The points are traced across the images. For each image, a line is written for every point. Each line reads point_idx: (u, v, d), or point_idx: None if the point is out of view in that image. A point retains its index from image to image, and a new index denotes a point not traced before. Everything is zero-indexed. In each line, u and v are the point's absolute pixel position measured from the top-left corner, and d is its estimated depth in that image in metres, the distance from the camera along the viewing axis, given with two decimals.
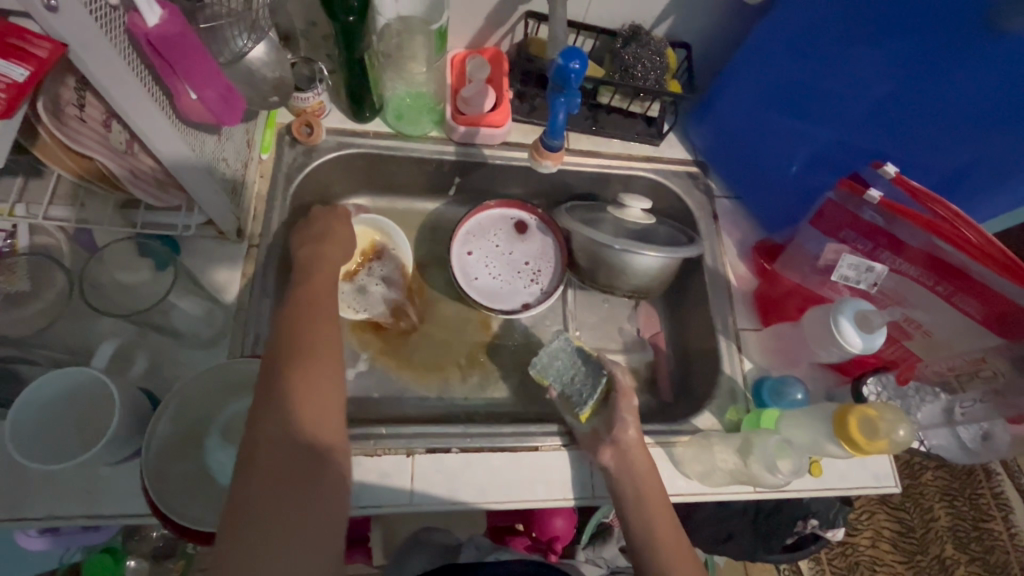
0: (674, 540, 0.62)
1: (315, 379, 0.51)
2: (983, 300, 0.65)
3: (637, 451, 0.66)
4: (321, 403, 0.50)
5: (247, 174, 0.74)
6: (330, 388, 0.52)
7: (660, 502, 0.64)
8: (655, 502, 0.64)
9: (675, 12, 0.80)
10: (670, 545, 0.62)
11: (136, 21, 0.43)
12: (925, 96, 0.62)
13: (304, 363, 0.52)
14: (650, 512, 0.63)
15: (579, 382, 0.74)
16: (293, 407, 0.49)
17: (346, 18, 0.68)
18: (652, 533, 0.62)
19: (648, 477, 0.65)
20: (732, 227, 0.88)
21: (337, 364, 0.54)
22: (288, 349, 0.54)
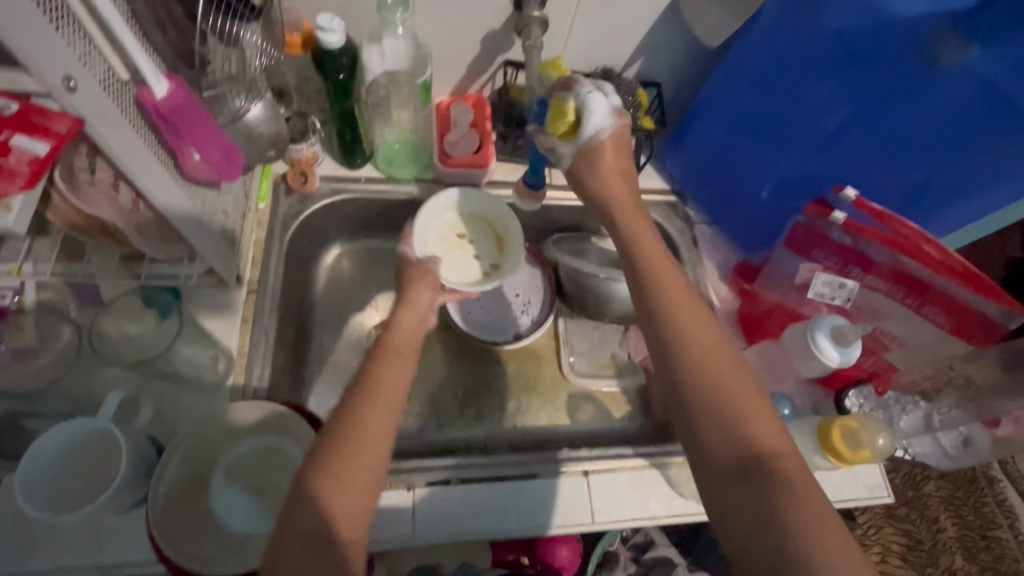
0: (712, 351, 0.50)
1: (367, 421, 0.50)
2: (949, 310, 0.69)
3: (653, 250, 0.58)
4: (366, 457, 0.48)
5: (244, 224, 0.77)
6: (374, 462, 0.48)
7: (697, 317, 0.52)
8: (691, 317, 0.52)
9: (644, 54, 0.86)
10: (702, 347, 0.50)
11: (146, 94, 0.47)
12: (878, 124, 0.67)
13: (363, 408, 0.50)
14: (704, 383, 0.48)
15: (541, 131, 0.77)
16: (337, 465, 0.47)
17: (338, 75, 0.73)
18: (688, 343, 0.50)
19: (611, 182, 0.64)
20: (712, 252, 0.92)
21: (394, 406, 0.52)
22: (352, 391, 0.53)
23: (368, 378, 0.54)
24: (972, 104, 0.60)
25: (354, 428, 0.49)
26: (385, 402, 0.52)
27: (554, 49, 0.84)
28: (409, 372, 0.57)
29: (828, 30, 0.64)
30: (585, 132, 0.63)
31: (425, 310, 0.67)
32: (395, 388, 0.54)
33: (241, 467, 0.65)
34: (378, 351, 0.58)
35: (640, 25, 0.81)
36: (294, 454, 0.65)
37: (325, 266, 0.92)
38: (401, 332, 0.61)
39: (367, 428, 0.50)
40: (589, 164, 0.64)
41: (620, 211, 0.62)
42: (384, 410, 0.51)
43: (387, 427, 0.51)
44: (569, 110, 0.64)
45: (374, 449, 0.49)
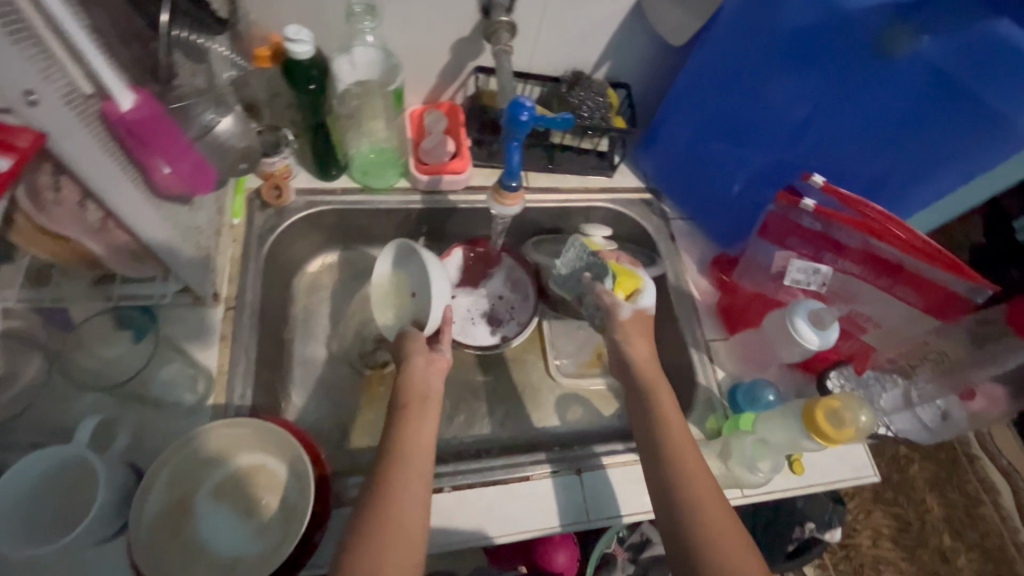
0: (713, 513, 0.56)
1: (404, 482, 0.56)
2: (920, 290, 0.71)
3: (648, 366, 0.68)
4: (404, 522, 0.54)
5: (218, 241, 0.75)
6: (412, 527, 0.54)
7: (706, 485, 0.58)
8: (701, 480, 0.58)
9: (612, 55, 0.87)
10: (706, 506, 0.56)
11: (111, 107, 0.47)
12: (839, 114, 0.69)
13: (395, 464, 0.57)
14: (710, 541, 0.54)
15: (569, 257, 0.82)
16: (376, 526, 0.53)
17: (308, 87, 0.73)
18: (694, 504, 0.56)
19: (649, 368, 0.67)
20: (690, 246, 0.94)
21: (426, 459, 0.59)
22: (386, 447, 0.59)
23: (394, 442, 0.60)
24: (925, 88, 0.62)
25: (387, 499, 0.55)
26: (418, 466, 0.58)
27: (524, 53, 0.85)
28: (433, 423, 0.63)
29: (790, 23, 0.66)
30: (643, 298, 0.76)
31: (439, 357, 0.70)
32: (421, 446, 0.60)
33: (229, 486, 0.64)
34: (400, 404, 0.64)
35: (607, 25, 0.82)
36: (282, 470, 0.64)
37: (304, 279, 0.91)
38: (412, 385, 0.65)
39: (399, 497, 0.55)
40: (637, 327, 0.72)
41: (651, 390, 0.66)
42: (414, 471, 0.57)
43: (419, 493, 0.56)
44: (634, 278, 0.78)
45: (405, 520, 0.54)
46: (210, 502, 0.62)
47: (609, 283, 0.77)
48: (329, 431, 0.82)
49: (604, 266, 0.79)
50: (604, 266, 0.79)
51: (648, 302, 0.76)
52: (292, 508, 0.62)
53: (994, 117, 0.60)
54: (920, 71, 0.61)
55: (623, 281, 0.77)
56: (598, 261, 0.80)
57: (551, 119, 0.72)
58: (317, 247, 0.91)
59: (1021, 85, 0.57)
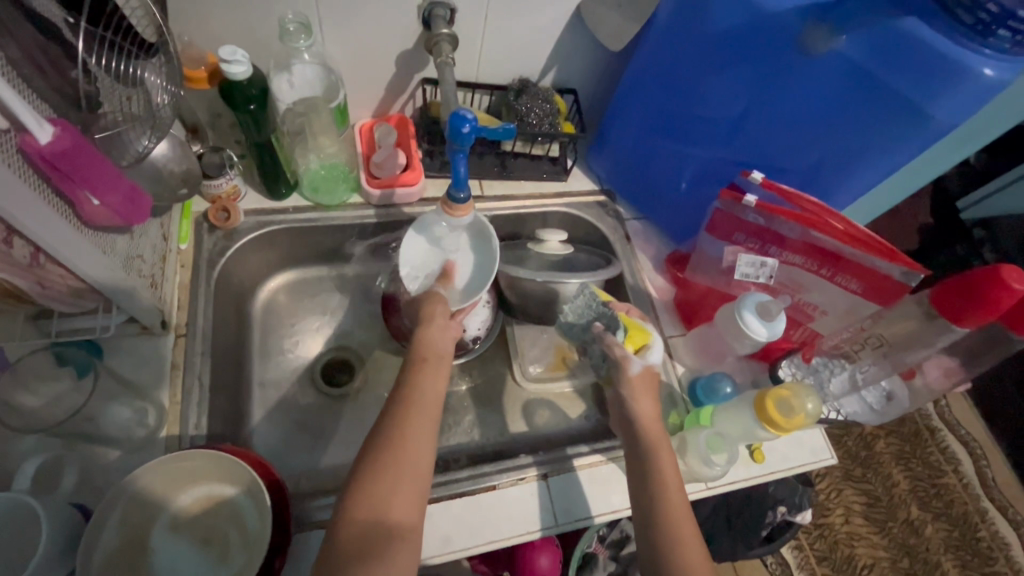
0: (666, 466, 0.63)
1: (416, 423, 0.58)
2: (859, 276, 0.74)
3: (654, 423, 0.66)
4: (413, 455, 0.56)
5: (165, 267, 0.74)
6: (422, 461, 0.56)
7: (664, 445, 0.65)
8: (658, 438, 0.65)
9: (556, 63, 0.89)
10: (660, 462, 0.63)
11: (28, 141, 0.45)
12: (771, 110, 0.72)
13: (405, 403, 0.59)
14: (670, 522, 0.59)
15: (582, 308, 0.79)
16: (382, 457, 0.55)
17: (248, 107, 0.72)
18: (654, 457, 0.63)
19: (654, 424, 0.66)
20: (645, 244, 0.95)
21: (436, 401, 0.61)
22: (398, 391, 0.61)
23: (405, 389, 0.61)
24: (847, 82, 0.65)
25: (394, 445, 0.56)
26: (426, 413, 0.59)
27: (469, 64, 0.86)
28: (441, 380, 0.63)
29: (716, 27, 0.68)
30: (652, 355, 0.73)
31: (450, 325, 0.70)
32: (431, 397, 0.61)
33: (188, 516, 0.62)
34: (417, 354, 0.65)
35: (549, 33, 0.83)
36: (243, 498, 0.62)
37: (260, 300, 0.89)
38: (427, 344, 0.66)
39: (405, 441, 0.56)
40: (642, 387, 0.70)
41: (654, 451, 0.64)
42: (424, 417, 0.59)
43: (426, 440, 0.57)
44: (643, 332, 0.75)
45: (414, 460, 0.55)
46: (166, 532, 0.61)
47: (621, 335, 0.74)
48: (292, 453, 0.80)
49: (614, 318, 0.76)
50: (616, 319, 0.76)
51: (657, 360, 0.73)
52: (252, 538, 0.61)
53: (910, 109, 0.63)
54: (840, 66, 0.64)
55: (634, 335, 0.74)
56: (608, 312, 0.77)
57: (492, 130, 0.71)
58: (272, 268, 0.90)
59: (931, 79, 0.60)
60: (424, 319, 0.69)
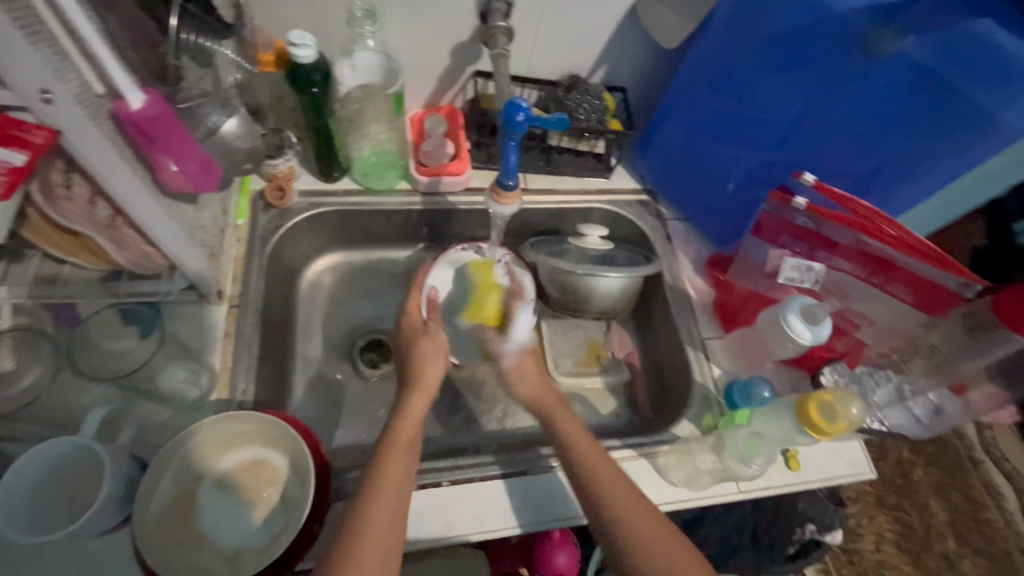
0: (644, 516, 0.60)
1: (395, 460, 0.60)
2: (911, 285, 0.72)
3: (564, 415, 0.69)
4: (396, 486, 0.58)
5: (223, 240, 0.77)
6: (394, 484, 0.59)
7: (620, 485, 0.62)
8: (617, 480, 0.62)
9: (607, 60, 0.90)
10: (634, 520, 0.60)
11: (122, 106, 0.48)
12: (828, 113, 0.71)
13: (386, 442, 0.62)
14: (604, 496, 0.61)
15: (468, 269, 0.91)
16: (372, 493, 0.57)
17: (311, 90, 0.75)
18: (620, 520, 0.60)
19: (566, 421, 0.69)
20: (686, 246, 0.95)
21: (413, 426, 0.64)
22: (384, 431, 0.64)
23: (369, 484, 0.58)
24: (911, 85, 0.64)
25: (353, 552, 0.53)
26: (386, 506, 0.57)
27: (521, 57, 0.87)
28: (411, 470, 0.61)
29: (777, 26, 0.68)
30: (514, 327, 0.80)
31: (434, 389, 0.69)
32: (397, 487, 0.58)
33: (233, 478, 0.65)
34: (386, 442, 0.62)
35: (603, 29, 0.84)
36: (285, 465, 0.65)
37: (306, 279, 0.93)
38: (407, 422, 0.64)
39: (365, 546, 0.54)
40: (524, 380, 0.73)
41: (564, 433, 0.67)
42: (402, 453, 0.61)
43: (403, 470, 0.60)
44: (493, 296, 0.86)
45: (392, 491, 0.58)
46: (215, 492, 0.63)
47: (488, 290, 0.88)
48: (330, 428, 0.83)
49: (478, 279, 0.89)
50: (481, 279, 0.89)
51: (521, 335, 0.79)
52: (292, 502, 0.63)
53: (978, 113, 0.62)
54: (905, 69, 0.63)
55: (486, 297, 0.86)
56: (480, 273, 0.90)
57: (545, 120, 0.74)
58: (319, 248, 0.93)
59: (1003, 83, 0.59)
60: (412, 389, 0.67)
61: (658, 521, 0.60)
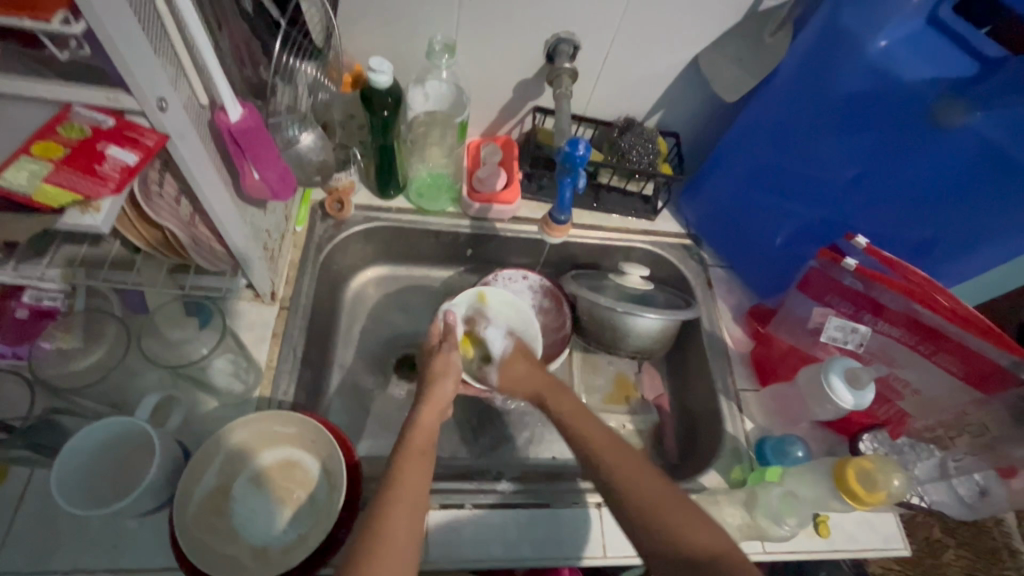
0: (662, 491, 0.56)
1: (415, 467, 0.59)
2: (963, 359, 0.70)
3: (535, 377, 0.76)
4: (413, 488, 0.57)
5: (282, 245, 0.81)
6: (407, 489, 0.57)
7: (588, 421, 0.65)
8: (616, 452, 0.60)
9: (664, 107, 0.92)
10: (650, 495, 0.55)
11: (222, 117, 0.52)
12: (887, 179, 0.71)
13: (403, 447, 0.62)
14: (584, 440, 0.63)
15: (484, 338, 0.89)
16: (394, 491, 0.56)
17: (382, 113, 0.79)
18: (630, 490, 0.56)
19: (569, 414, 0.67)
20: (727, 294, 0.95)
21: (428, 433, 0.65)
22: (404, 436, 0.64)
23: (386, 488, 0.57)
24: (975, 161, 0.65)
25: (376, 549, 0.51)
26: (405, 514, 0.55)
27: (582, 97, 0.91)
28: (426, 476, 0.60)
29: (841, 91, 0.69)
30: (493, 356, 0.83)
31: (445, 405, 0.70)
32: (412, 493, 0.57)
33: (265, 478, 0.67)
34: (400, 449, 0.62)
35: (664, 77, 0.87)
36: (318, 469, 0.67)
37: (351, 289, 0.96)
38: (420, 430, 0.65)
39: (388, 544, 0.52)
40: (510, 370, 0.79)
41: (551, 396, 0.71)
42: (416, 465, 0.60)
43: (420, 470, 0.60)
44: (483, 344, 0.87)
45: (409, 489, 0.57)
46: (248, 490, 0.65)
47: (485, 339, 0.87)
48: (357, 438, 0.85)
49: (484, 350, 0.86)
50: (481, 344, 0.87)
51: (500, 347, 0.83)
52: (321, 507, 0.65)
53: None
54: (969, 143, 0.64)
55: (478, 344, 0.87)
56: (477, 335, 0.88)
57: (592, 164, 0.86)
58: (367, 261, 0.96)
59: None
60: (421, 402, 0.69)
61: (635, 463, 0.58)
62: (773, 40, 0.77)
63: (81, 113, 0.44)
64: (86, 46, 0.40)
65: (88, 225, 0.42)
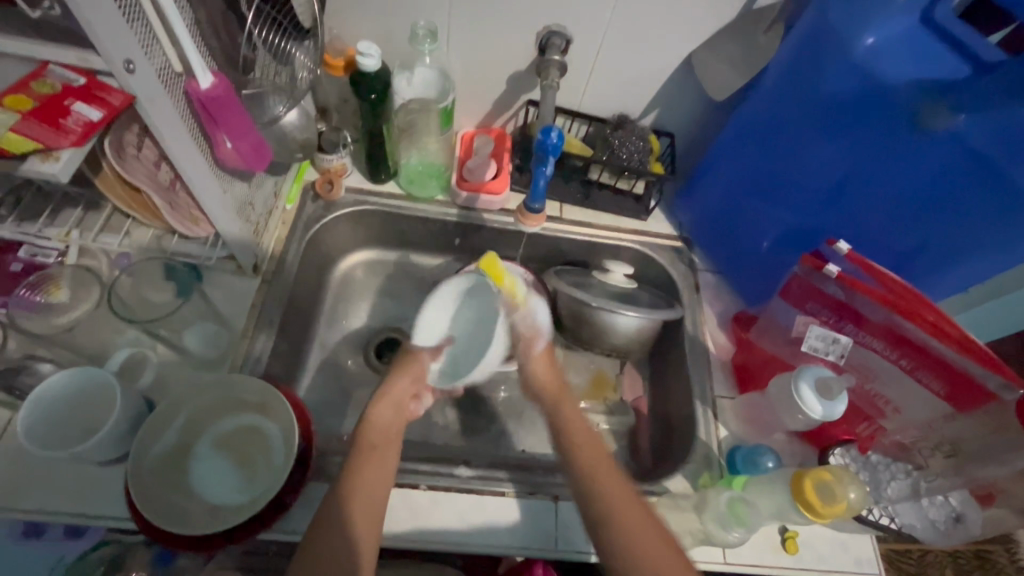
0: (637, 514, 0.58)
1: (379, 460, 0.61)
2: (942, 376, 0.67)
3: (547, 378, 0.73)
4: (373, 483, 0.59)
5: (269, 220, 0.84)
6: (371, 484, 0.59)
7: (585, 440, 0.65)
8: (602, 469, 0.62)
9: (658, 106, 0.91)
10: (626, 519, 0.58)
11: (193, 85, 0.54)
12: (871, 183, 0.69)
13: (374, 436, 0.64)
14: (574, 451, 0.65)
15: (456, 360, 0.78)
16: (355, 485, 0.58)
17: (370, 97, 0.82)
18: (604, 506, 0.59)
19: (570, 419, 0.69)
20: (714, 299, 0.92)
21: (397, 420, 0.67)
22: (368, 423, 0.66)
23: (348, 480, 0.59)
24: (960, 167, 0.62)
25: (345, 539, 0.55)
26: (364, 509, 0.57)
27: (574, 92, 0.90)
28: (390, 467, 0.62)
29: (824, 92, 0.67)
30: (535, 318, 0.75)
31: (403, 398, 0.69)
32: (374, 487, 0.59)
33: (224, 441, 0.69)
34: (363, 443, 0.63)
35: (657, 76, 0.87)
36: (276, 436, 0.68)
37: (339, 271, 0.98)
38: (374, 427, 0.65)
39: (356, 534, 0.56)
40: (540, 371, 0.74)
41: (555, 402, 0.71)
42: (383, 456, 0.62)
43: (381, 462, 0.61)
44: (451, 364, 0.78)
45: (371, 485, 0.59)
46: (207, 451, 0.67)
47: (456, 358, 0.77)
48: (330, 415, 0.86)
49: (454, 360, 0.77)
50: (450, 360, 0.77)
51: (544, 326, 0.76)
52: (274, 474, 0.66)
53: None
54: (954, 148, 0.62)
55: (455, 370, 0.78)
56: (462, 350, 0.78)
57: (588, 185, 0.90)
58: (356, 244, 0.98)
59: None
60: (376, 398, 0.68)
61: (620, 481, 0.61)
62: (766, 39, 0.78)
63: (56, 71, 0.47)
64: (55, 6, 0.43)
65: (48, 173, 0.45)
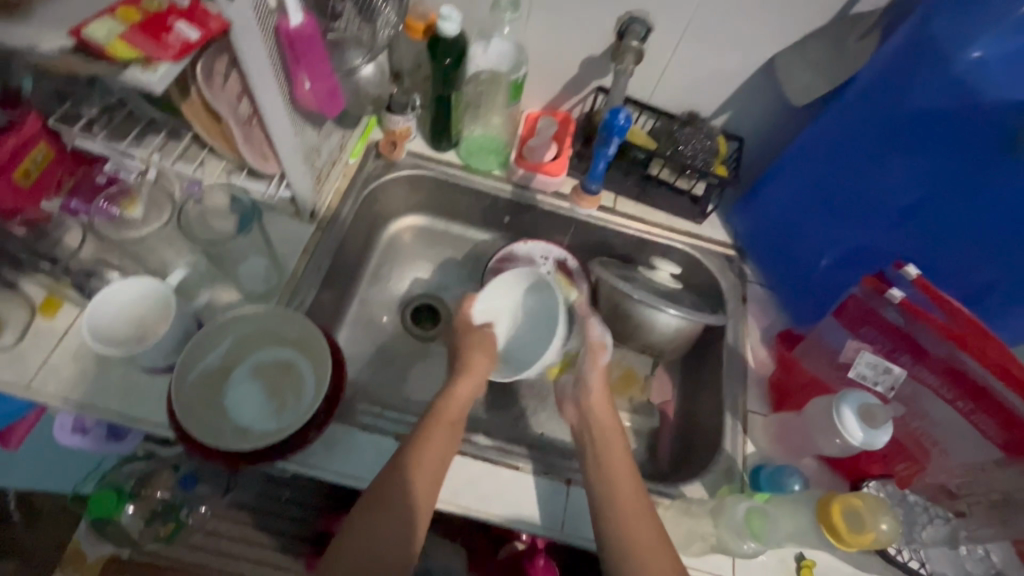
0: (649, 536, 0.58)
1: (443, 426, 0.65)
2: (1003, 423, 0.63)
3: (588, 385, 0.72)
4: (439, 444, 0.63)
5: (332, 170, 0.87)
6: (434, 442, 0.62)
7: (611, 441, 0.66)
8: (619, 473, 0.63)
9: (732, 108, 0.89)
10: (634, 534, 0.58)
11: (284, 22, 0.57)
12: (950, 209, 0.66)
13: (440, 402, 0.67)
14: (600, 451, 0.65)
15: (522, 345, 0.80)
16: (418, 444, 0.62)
17: (444, 61, 0.83)
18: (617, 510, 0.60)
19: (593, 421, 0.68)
20: (761, 313, 0.89)
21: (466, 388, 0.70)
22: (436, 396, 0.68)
23: (416, 437, 0.63)
24: None
25: (407, 486, 0.59)
26: (427, 463, 0.61)
27: (647, 83, 0.89)
28: (454, 435, 0.64)
29: (909, 109, 0.63)
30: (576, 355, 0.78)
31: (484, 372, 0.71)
32: (440, 446, 0.63)
33: (261, 371, 0.72)
34: (436, 405, 0.66)
35: (736, 75, 0.84)
36: (309, 373, 0.71)
37: (389, 232, 1.00)
38: (453, 400, 0.68)
39: (418, 485, 0.60)
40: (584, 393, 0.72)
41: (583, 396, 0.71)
42: (444, 422, 0.65)
43: (447, 427, 0.65)
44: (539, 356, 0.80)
45: (438, 443, 0.63)
46: (244, 377, 0.71)
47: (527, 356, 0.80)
48: (362, 366, 0.89)
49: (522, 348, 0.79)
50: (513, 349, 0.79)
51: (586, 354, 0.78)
52: (303, 409, 0.68)
53: None
54: None
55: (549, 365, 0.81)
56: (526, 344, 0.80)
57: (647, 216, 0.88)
58: (409, 208, 1.00)
59: None
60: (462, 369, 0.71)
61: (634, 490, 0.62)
62: (859, 44, 0.73)
63: None
64: None
65: (144, 82, 0.48)
